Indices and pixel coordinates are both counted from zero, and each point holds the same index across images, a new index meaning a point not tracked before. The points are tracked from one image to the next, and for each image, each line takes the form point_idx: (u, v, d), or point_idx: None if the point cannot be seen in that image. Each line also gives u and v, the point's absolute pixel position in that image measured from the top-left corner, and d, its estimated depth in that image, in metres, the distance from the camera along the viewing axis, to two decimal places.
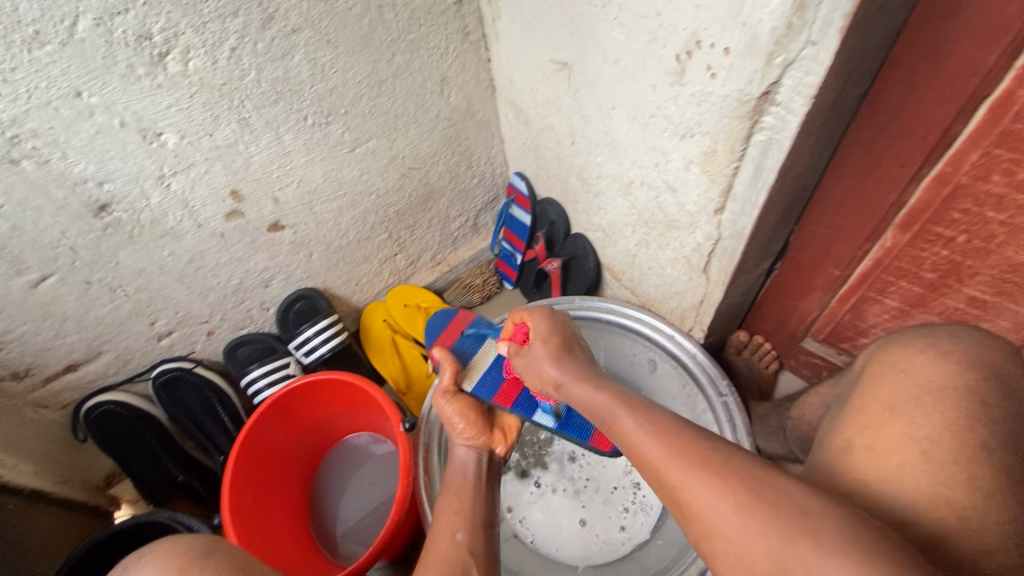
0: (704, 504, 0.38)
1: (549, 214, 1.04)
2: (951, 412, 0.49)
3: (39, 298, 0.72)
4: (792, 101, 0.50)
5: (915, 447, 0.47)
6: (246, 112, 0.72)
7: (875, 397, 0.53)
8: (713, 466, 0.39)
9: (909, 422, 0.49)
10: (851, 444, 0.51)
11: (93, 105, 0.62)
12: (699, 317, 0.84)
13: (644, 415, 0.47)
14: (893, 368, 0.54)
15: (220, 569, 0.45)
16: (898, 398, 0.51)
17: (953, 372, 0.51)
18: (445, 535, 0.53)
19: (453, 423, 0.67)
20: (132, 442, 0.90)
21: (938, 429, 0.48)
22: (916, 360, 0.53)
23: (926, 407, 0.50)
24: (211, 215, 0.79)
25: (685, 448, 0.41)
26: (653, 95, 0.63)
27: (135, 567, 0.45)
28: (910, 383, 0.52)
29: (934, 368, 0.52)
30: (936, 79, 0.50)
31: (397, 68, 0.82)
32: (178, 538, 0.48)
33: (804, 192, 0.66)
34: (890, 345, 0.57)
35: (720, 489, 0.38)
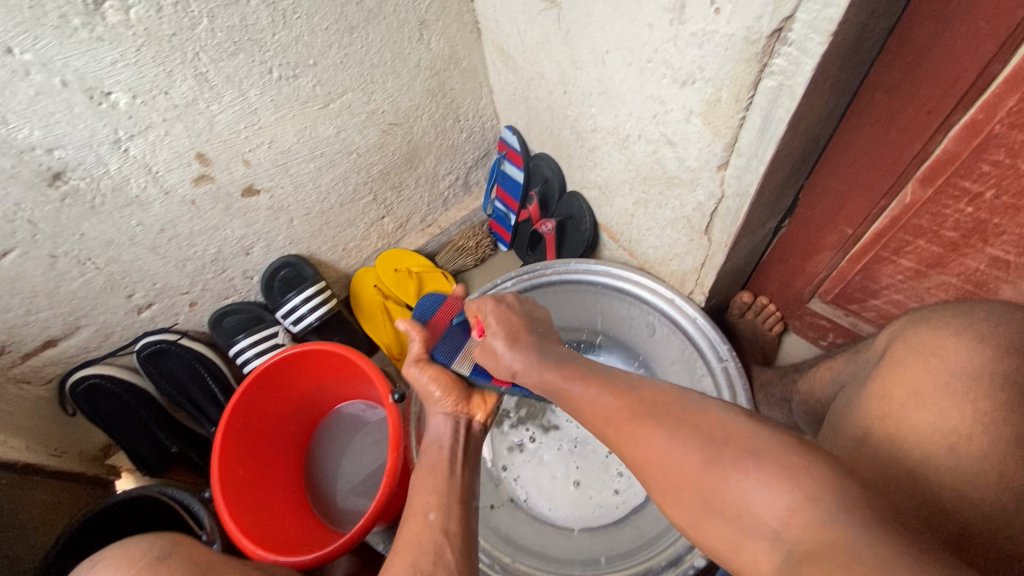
0: (650, 454, 0.39)
1: (542, 171, 0.98)
2: (983, 403, 0.46)
3: (2, 274, 0.69)
4: (808, 40, 0.44)
5: (941, 441, 0.46)
6: (203, 66, 0.66)
7: (896, 383, 0.51)
8: (653, 416, 0.40)
9: (936, 413, 0.47)
10: (869, 434, 0.50)
11: (29, 62, 0.56)
12: (700, 279, 0.79)
13: (592, 381, 0.48)
14: (921, 352, 0.51)
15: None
16: (925, 386, 0.49)
17: (988, 359, 0.47)
18: (418, 515, 0.51)
19: (429, 392, 0.65)
20: (123, 414, 0.89)
21: (971, 421, 0.45)
22: (948, 346, 0.50)
23: (955, 396, 0.47)
24: (178, 181, 0.74)
25: (636, 403, 0.42)
26: (650, 36, 0.56)
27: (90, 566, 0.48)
28: (939, 369, 0.49)
29: (966, 354, 0.48)
30: (977, 10, 0.43)
31: (369, 11, 0.74)
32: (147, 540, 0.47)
33: (817, 143, 0.59)
34: (918, 323, 0.54)
35: (660, 436, 0.39)
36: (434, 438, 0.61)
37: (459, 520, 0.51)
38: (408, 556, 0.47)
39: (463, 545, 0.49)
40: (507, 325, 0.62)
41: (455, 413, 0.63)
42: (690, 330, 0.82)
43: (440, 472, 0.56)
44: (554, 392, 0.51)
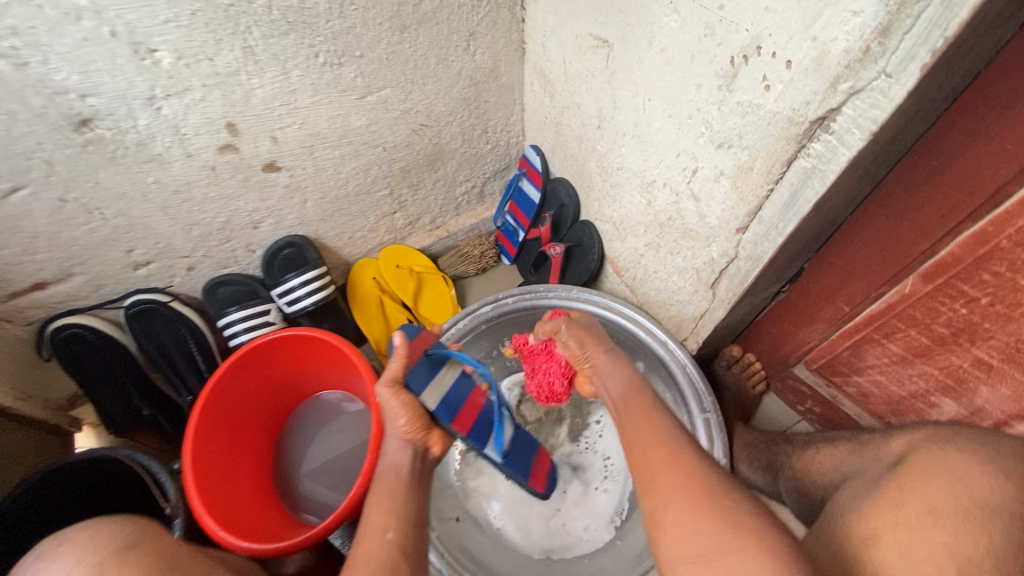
0: (662, 506, 0.44)
1: (559, 195, 1.00)
2: (1000, 537, 0.45)
3: (8, 210, 0.67)
4: (848, 133, 0.46)
5: (950, 562, 0.43)
6: (252, 40, 0.66)
7: (917, 493, 0.49)
8: (680, 472, 0.46)
9: (953, 536, 0.45)
10: (876, 537, 0.46)
11: (81, 8, 0.55)
12: (696, 329, 0.82)
13: (654, 419, 0.52)
14: (938, 469, 0.50)
15: (143, 566, 0.39)
16: (947, 504, 0.47)
17: (1011, 494, 0.47)
18: (376, 534, 0.51)
19: (395, 414, 0.61)
20: (98, 368, 0.86)
21: (985, 551, 0.44)
22: (975, 470, 0.49)
23: (976, 524, 0.45)
24: (203, 146, 0.74)
25: (673, 451, 0.48)
26: (696, 95, 0.58)
27: (53, 554, 0.40)
28: (960, 493, 0.47)
29: (987, 481, 0.48)
30: (1003, 134, 0.46)
31: (423, 15, 0.75)
32: (103, 522, 0.42)
33: (832, 224, 0.62)
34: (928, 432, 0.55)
35: (676, 487, 0.45)
36: (393, 464, 0.59)
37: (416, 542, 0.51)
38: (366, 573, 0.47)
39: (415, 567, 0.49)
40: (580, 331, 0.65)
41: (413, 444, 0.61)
42: (679, 376, 0.83)
43: (398, 493, 0.56)
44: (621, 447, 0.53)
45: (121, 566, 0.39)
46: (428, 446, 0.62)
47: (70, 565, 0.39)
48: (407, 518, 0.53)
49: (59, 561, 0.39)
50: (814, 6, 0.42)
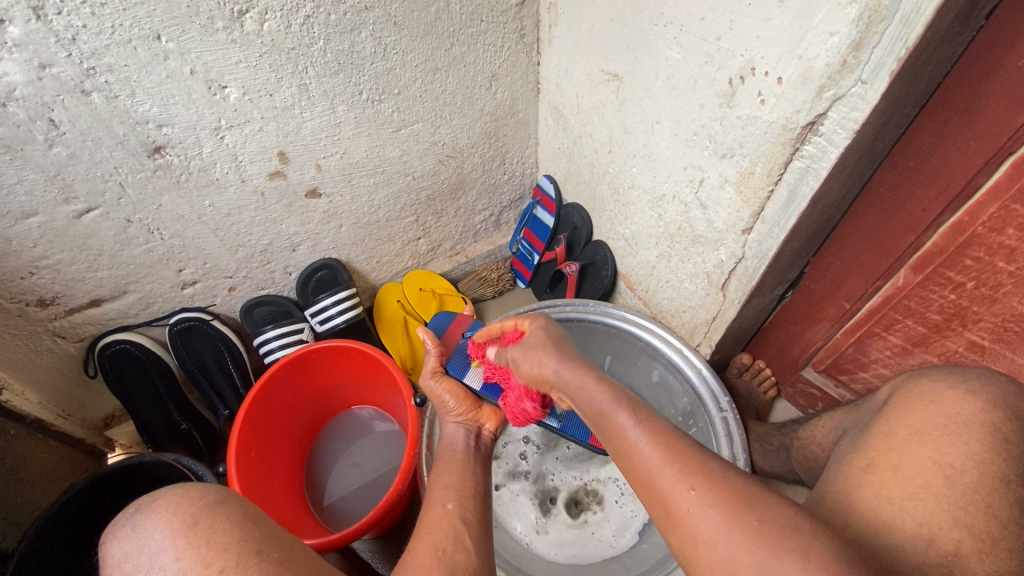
0: (697, 533, 0.39)
1: (572, 219, 1.08)
2: (976, 443, 0.52)
3: (80, 229, 0.74)
4: (835, 134, 0.54)
5: (938, 470, 0.50)
6: (308, 79, 0.75)
7: (903, 422, 0.56)
8: (715, 480, 0.40)
9: (934, 448, 0.52)
10: (875, 462, 0.53)
11: (169, 50, 0.64)
12: (709, 333, 0.88)
13: (646, 417, 0.45)
14: (921, 400, 0.57)
15: (231, 520, 0.43)
16: (926, 425, 0.54)
17: (979, 410, 0.54)
18: (437, 506, 0.55)
19: (443, 400, 0.74)
20: (141, 383, 0.92)
21: (963, 456, 0.51)
22: (946, 395, 0.56)
23: (952, 437, 0.52)
24: (256, 172, 0.81)
25: (681, 455, 0.41)
26: (699, 114, 0.67)
27: (149, 509, 0.44)
28: (939, 414, 0.55)
29: (962, 404, 0.55)
30: (967, 133, 0.54)
31: (453, 58, 0.85)
32: (194, 483, 0.46)
33: (827, 223, 0.69)
34: (919, 379, 0.61)
35: (717, 509, 0.38)
36: (449, 442, 0.69)
37: (476, 513, 0.55)
38: (434, 537, 0.50)
39: (477, 532, 0.52)
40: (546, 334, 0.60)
41: (465, 420, 0.72)
42: (695, 379, 0.88)
43: (455, 473, 0.62)
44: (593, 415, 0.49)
45: (214, 518, 0.42)
46: (479, 424, 0.73)
47: (167, 517, 0.43)
48: (464, 491, 0.58)
49: (157, 515, 0.43)
50: (798, 31, 0.51)
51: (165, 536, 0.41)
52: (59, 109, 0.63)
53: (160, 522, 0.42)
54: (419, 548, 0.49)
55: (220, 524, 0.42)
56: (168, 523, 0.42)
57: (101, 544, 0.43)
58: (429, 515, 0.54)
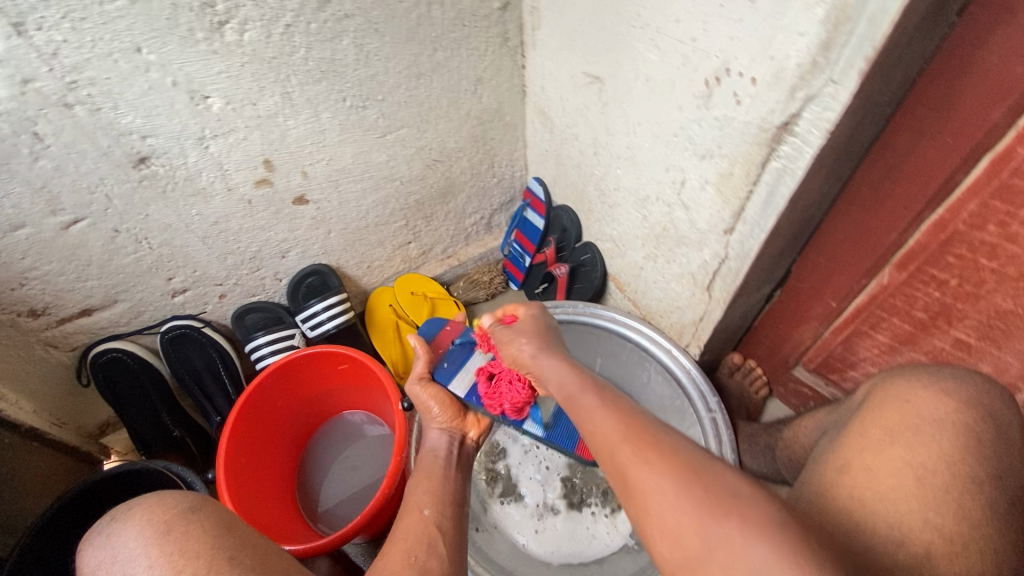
0: (651, 500, 0.37)
1: (562, 221, 1.09)
2: (948, 443, 0.51)
3: (68, 240, 0.75)
4: (809, 134, 0.54)
5: (911, 472, 0.50)
6: (291, 87, 0.76)
7: (877, 422, 0.55)
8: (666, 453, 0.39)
9: (907, 449, 0.52)
10: (848, 462, 0.53)
11: (150, 62, 0.65)
12: (697, 333, 0.88)
13: (607, 401, 0.45)
14: (896, 400, 0.57)
15: (204, 528, 0.43)
16: (899, 425, 0.54)
17: (952, 409, 0.54)
18: (414, 511, 0.56)
19: (429, 408, 0.74)
20: (133, 391, 0.93)
21: (936, 458, 0.51)
22: (919, 394, 0.56)
23: (925, 437, 0.52)
24: (242, 180, 0.82)
25: (647, 434, 0.41)
26: (678, 115, 0.67)
27: (125, 516, 0.44)
28: (912, 413, 0.55)
29: (936, 404, 0.55)
30: (943, 131, 0.54)
31: (437, 63, 0.86)
32: (170, 490, 0.46)
33: (810, 222, 0.69)
34: (895, 378, 0.60)
35: (667, 476, 0.37)
36: (432, 448, 0.69)
37: (452, 521, 0.56)
38: (404, 545, 0.50)
39: (451, 540, 0.53)
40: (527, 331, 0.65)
41: (449, 429, 0.72)
42: (684, 380, 0.88)
43: (435, 479, 0.62)
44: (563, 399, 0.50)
45: (187, 527, 0.42)
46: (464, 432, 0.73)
47: (141, 525, 0.43)
48: (441, 499, 0.59)
49: (131, 523, 0.43)
50: (769, 32, 0.51)
51: (138, 545, 0.42)
52: (42, 122, 0.64)
53: (134, 530, 0.43)
54: (391, 553, 0.49)
55: (192, 533, 0.42)
56: (142, 531, 0.42)
57: (78, 551, 0.44)
58: (406, 520, 0.55)
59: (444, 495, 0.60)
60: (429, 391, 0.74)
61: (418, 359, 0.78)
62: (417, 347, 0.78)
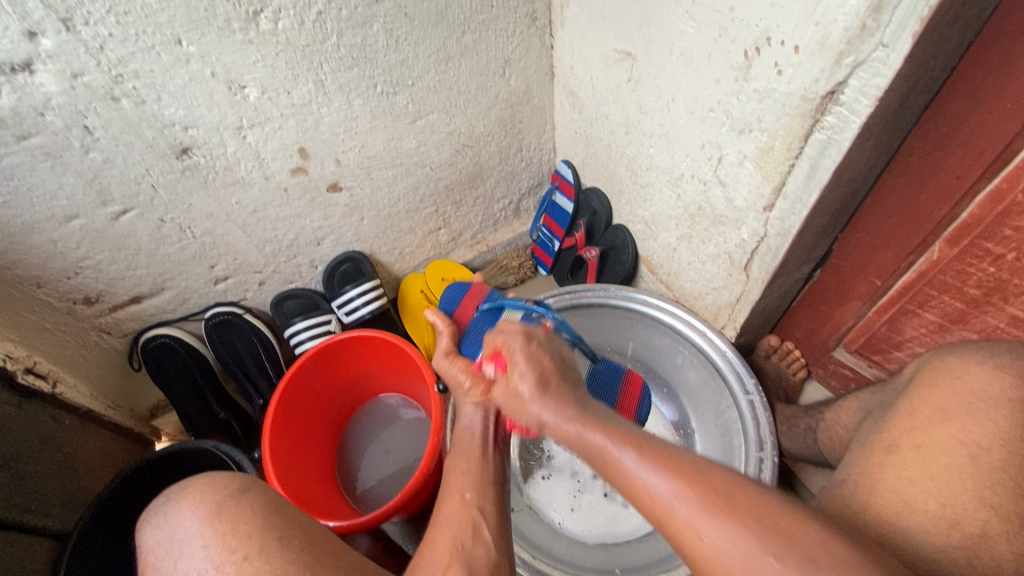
0: (717, 562, 0.40)
1: (591, 203, 1.07)
2: (1005, 421, 0.49)
3: (118, 230, 0.78)
4: (856, 102, 0.52)
5: (964, 450, 0.48)
6: (323, 74, 0.76)
7: (925, 399, 0.53)
8: (728, 514, 0.41)
9: (960, 427, 0.50)
10: (897, 442, 0.52)
11: (190, 53, 0.66)
12: (733, 315, 0.86)
13: (642, 452, 0.45)
14: (948, 376, 0.54)
15: (254, 509, 0.47)
16: (951, 403, 0.52)
17: (1008, 387, 0.51)
18: (456, 494, 0.58)
19: (459, 382, 0.71)
20: (181, 377, 0.96)
21: (991, 436, 0.48)
22: (973, 370, 0.53)
23: (979, 414, 0.50)
24: (278, 169, 0.84)
25: (701, 494, 0.42)
26: (715, 89, 0.65)
27: (180, 496, 0.48)
28: (965, 390, 0.52)
29: (991, 380, 0.52)
30: (1002, 95, 0.51)
31: (465, 46, 0.85)
32: (220, 473, 0.50)
33: (854, 197, 0.67)
34: (946, 354, 0.57)
35: (733, 541, 0.40)
36: (467, 424, 0.68)
37: (493, 501, 0.57)
38: (449, 532, 0.53)
39: (495, 523, 0.55)
40: (536, 366, 0.56)
41: (484, 404, 0.69)
42: (720, 362, 0.87)
43: (474, 457, 0.64)
44: (584, 446, 0.48)
45: (240, 507, 0.46)
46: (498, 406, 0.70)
47: (195, 505, 0.47)
48: (482, 479, 0.60)
49: (186, 503, 0.47)
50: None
51: (194, 523, 0.46)
52: (92, 116, 0.66)
53: (190, 509, 0.47)
54: (438, 540, 0.52)
55: (244, 512, 0.46)
56: (196, 510, 0.46)
57: (138, 527, 0.48)
58: (447, 505, 0.57)
59: (483, 475, 0.61)
60: (458, 365, 0.72)
61: (441, 335, 0.79)
62: (438, 325, 0.79)
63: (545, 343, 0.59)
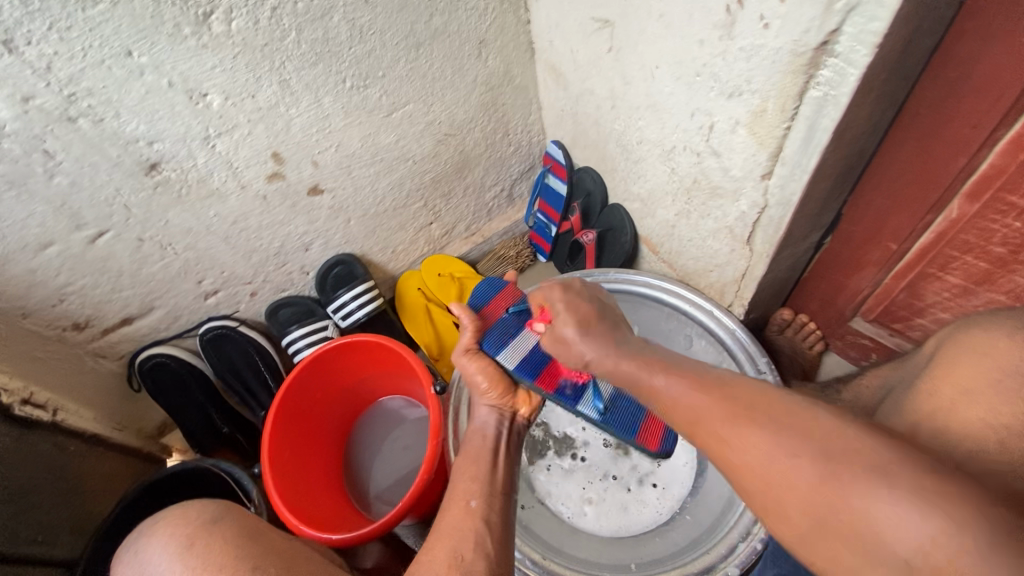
0: (744, 463, 0.37)
1: (585, 184, 1.03)
2: None
3: (97, 253, 0.76)
4: (853, 52, 0.47)
5: (991, 435, 0.43)
6: (287, 74, 0.73)
7: (948, 379, 0.50)
8: (752, 416, 0.38)
9: (987, 407, 0.45)
10: (918, 428, 0.48)
11: (143, 65, 0.63)
12: (740, 291, 0.82)
13: (676, 376, 0.46)
14: (972, 351, 0.50)
15: (225, 538, 0.47)
16: (976, 381, 0.47)
17: None
18: (460, 501, 0.56)
19: (477, 382, 0.71)
20: (181, 393, 0.96)
21: (1021, 416, 0.43)
22: (1000, 343, 0.48)
23: (1008, 393, 0.45)
24: (253, 177, 0.81)
25: (728, 401, 0.40)
26: (700, 51, 0.60)
27: (151, 531, 0.49)
28: (992, 367, 0.48)
29: (1020, 352, 0.47)
30: (1021, 29, 0.46)
31: (435, 29, 0.81)
32: (192, 504, 0.51)
33: (861, 157, 0.61)
34: (969, 327, 0.53)
35: (753, 439, 0.37)
36: (479, 428, 0.68)
37: (500, 511, 0.55)
38: (450, 541, 0.51)
39: (499, 536, 0.53)
40: (579, 311, 0.61)
41: (500, 407, 0.70)
42: (728, 343, 0.82)
43: (479, 464, 0.61)
44: (630, 386, 0.51)
45: (209, 537, 0.47)
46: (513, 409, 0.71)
47: (166, 538, 0.47)
48: (489, 486, 0.58)
49: (157, 537, 0.48)
50: None
51: (163, 559, 0.46)
52: (51, 139, 0.64)
53: (160, 543, 0.47)
54: (437, 550, 0.50)
55: (212, 544, 0.46)
56: (166, 544, 0.47)
57: (113, 567, 0.49)
58: (451, 512, 0.55)
59: (492, 483, 0.58)
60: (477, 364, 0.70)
61: (464, 329, 0.74)
62: (462, 317, 0.73)
63: (581, 292, 0.65)
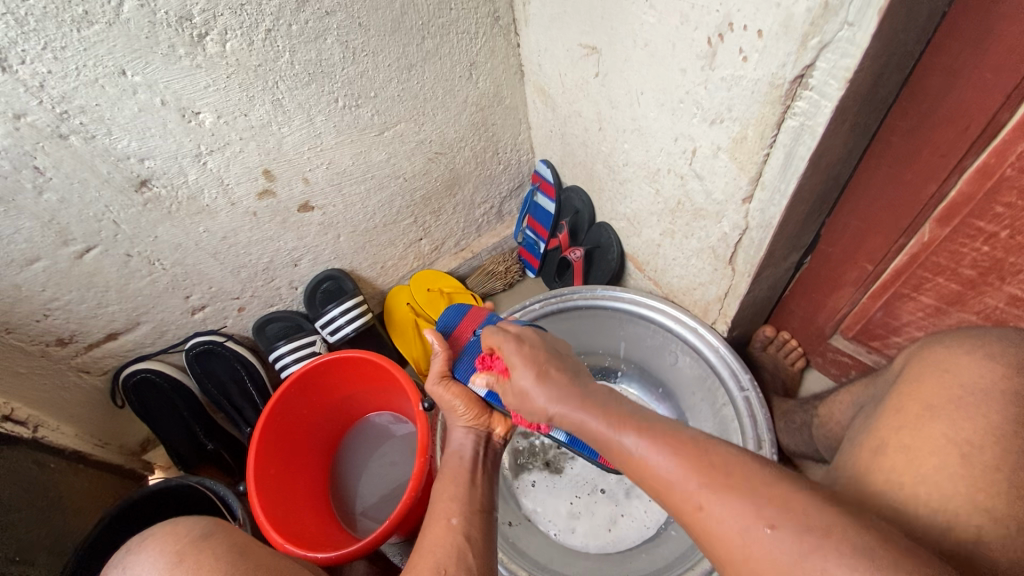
0: (723, 534, 0.38)
1: (573, 203, 1.05)
2: (998, 417, 0.47)
3: (84, 268, 0.76)
4: (827, 85, 0.49)
5: (952, 448, 0.46)
6: (280, 94, 0.74)
7: (913, 396, 0.52)
8: (728, 484, 0.39)
9: (949, 424, 0.48)
10: (885, 442, 0.50)
11: (136, 83, 0.64)
12: (723, 309, 0.84)
13: (646, 433, 0.46)
14: (936, 369, 0.52)
15: (216, 554, 0.47)
16: (939, 398, 0.50)
17: (1000, 376, 0.49)
18: (441, 520, 0.56)
19: (452, 407, 0.70)
20: (165, 409, 0.95)
21: (982, 433, 0.46)
22: (961, 362, 0.51)
23: (970, 410, 0.48)
24: (244, 193, 0.82)
25: (701, 468, 0.41)
26: (682, 80, 0.62)
27: (139, 548, 0.48)
28: (953, 385, 0.50)
29: (982, 371, 0.50)
30: (983, 65, 0.48)
31: (427, 52, 0.82)
32: (182, 520, 0.51)
33: (837, 182, 0.64)
34: (933, 345, 0.55)
35: (732, 510, 0.38)
36: (457, 449, 0.68)
37: (479, 528, 0.56)
38: (433, 559, 0.51)
39: (480, 551, 0.53)
40: (535, 360, 0.60)
41: (475, 428, 0.69)
42: (712, 359, 0.84)
43: (461, 483, 0.62)
44: (597, 441, 0.50)
45: (200, 554, 0.47)
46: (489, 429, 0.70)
47: (155, 554, 0.47)
48: (467, 505, 0.58)
49: (146, 553, 0.47)
50: None
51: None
52: (41, 156, 0.64)
53: (149, 560, 0.47)
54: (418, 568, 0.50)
55: (203, 560, 0.46)
56: (156, 561, 0.46)
57: None
58: (432, 531, 0.55)
59: (470, 502, 0.59)
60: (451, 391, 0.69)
61: (436, 355, 0.74)
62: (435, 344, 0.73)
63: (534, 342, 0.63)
